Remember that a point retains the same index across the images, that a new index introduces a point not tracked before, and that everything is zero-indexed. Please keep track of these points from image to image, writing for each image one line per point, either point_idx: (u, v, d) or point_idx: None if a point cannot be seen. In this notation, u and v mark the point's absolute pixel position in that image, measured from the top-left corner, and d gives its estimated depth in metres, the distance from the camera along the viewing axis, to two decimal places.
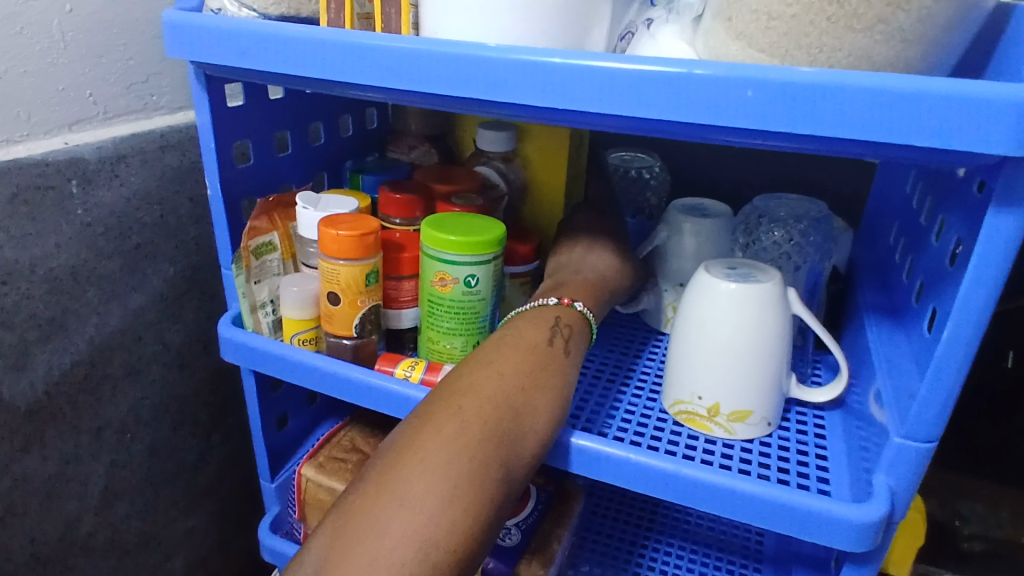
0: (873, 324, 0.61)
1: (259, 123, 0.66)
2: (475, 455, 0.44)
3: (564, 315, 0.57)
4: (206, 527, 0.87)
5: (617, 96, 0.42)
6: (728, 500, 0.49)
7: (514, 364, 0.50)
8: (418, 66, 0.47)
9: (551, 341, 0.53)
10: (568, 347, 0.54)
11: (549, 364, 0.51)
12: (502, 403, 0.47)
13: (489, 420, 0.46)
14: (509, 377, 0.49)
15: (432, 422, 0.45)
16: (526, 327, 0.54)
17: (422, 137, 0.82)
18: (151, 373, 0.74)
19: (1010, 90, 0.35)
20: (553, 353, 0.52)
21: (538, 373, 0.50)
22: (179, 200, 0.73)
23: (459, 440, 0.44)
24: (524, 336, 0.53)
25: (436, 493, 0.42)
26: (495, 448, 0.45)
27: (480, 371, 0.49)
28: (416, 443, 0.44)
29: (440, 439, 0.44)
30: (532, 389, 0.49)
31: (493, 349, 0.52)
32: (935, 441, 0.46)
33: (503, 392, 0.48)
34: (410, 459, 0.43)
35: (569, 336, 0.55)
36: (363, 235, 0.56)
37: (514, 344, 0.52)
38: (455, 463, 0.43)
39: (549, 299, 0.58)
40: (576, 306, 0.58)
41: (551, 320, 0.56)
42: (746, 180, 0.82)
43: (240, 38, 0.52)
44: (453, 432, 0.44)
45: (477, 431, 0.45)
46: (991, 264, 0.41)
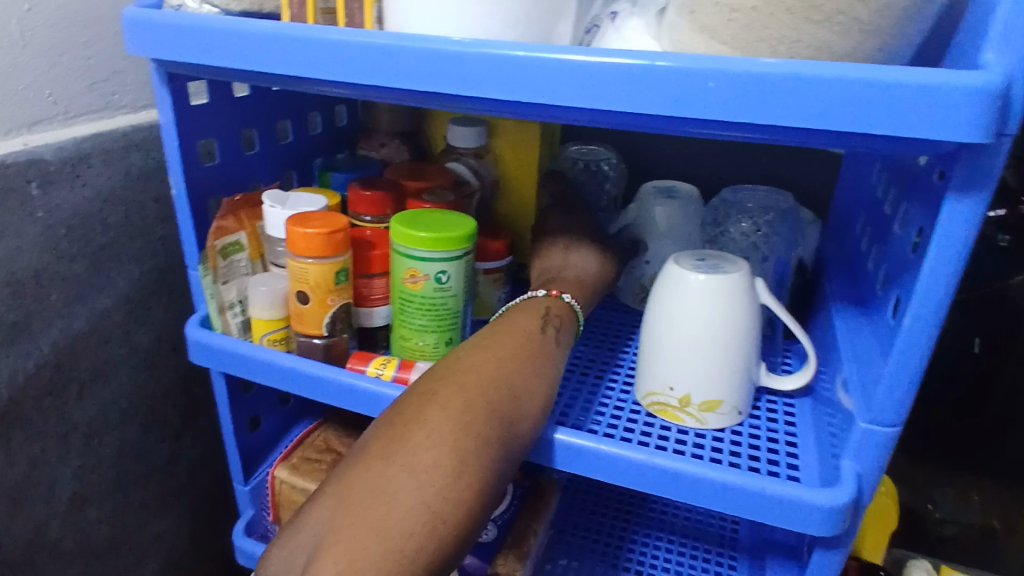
0: (840, 313, 0.62)
1: (225, 121, 0.65)
2: (471, 434, 0.43)
3: (556, 307, 0.58)
4: (179, 531, 0.86)
5: (584, 86, 0.42)
6: (700, 489, 0.49)
7: (507, 351, 0.50)
8: (384, 61, 0.46)
9: (545, 330, 0.54)
10: (559, 337, 0.55)
11: (544, 352, 0.52)
12: (497, 386, 0.47)
13: (484, 401, 0.45)
14: (502, 363, 0.49)
15: (427, 401, 0.45)
16: (519, 316, 0.55)
17: (393, 133, 0.81)
18: (120, 376, 0.73)
19: (965, 80, 0.36)
20: (545, 342, 0.53)
21: (531, 360, 0.50)
22: (144, 200, 0.72)
23: (455, 418, 0.44)
24: (516, 324, 0.54)
25: (446, 464, 0.42)
26: (490, 429, 0.44)
27: (474, 355, 0.49)
28: (411, 420, 0.44)
29: (435, 417, 0.44)
30: (526, 374, 0.49)
31: (490, 334, 0.52)
32: (899, 425, 0.47)
33: (498, 376, 0.48)
34: (404, 435, 0.43)
35: (561, 328, 0.56)
36: (332, 233, 0.56)
37: (509, 332, 0.52)
38: (452, 440, 0.43)
39: (540, 292, 0.59)
40: (565, 298, 0.59)
41: (542, 310, 0.57)
42: (716, 173, 0.83)
43: (201, 34, 0.51)
44: (449, 411, 0.44)
45: (473, 411, 0.45)
46: (950, 250, 0.42)
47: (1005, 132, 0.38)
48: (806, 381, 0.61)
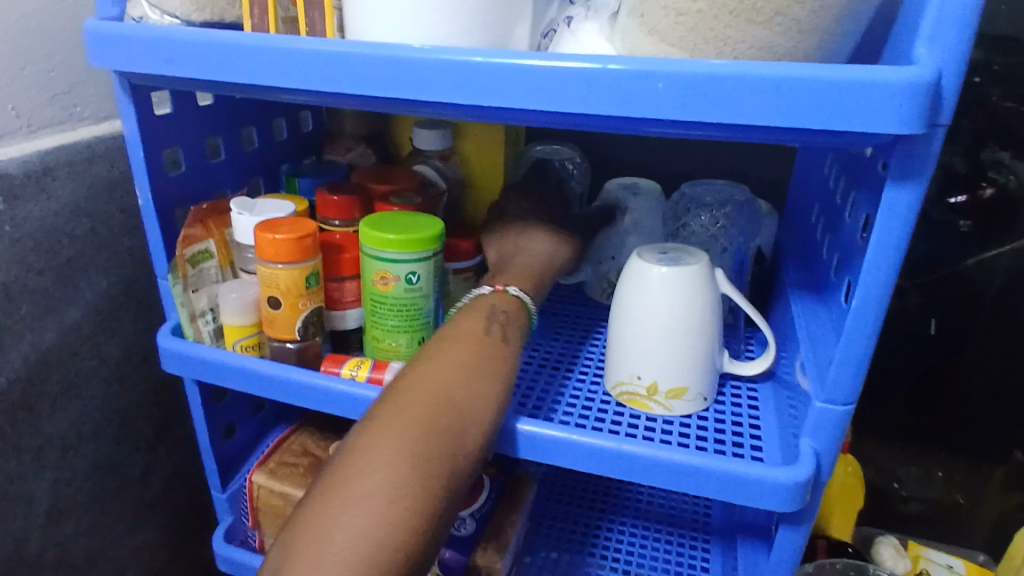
0: (797, 299, 0.64)
1: (189, 130, 0.66)
2: (420, 448, 0.44)
3: (501, 302, 0.58)
4: (158, 541, 0.86)
5: (542, 89, 0.44)
6: (667, 472, 0.51)
7: (451, 359, 0.50)
8: (346, 69, 0.47)
9: (489, 330, 0.54)
10: (506, 334, 0.55)
11: (494, 355, 0.52)
12: (446, 395, 0.48)
13: (433, 413, 0.46)
14: (450, 370, 0.49)
15: (378, 421, 0.46)
16: (466, 318, 0.55)
17: (358, 137, 0.82)
18: (91, 388, 0.73)
19: (896, 75, 0.38)
20: (492, 342, 0.53)
21: (480, 362, 0.51)
22: (109, 211, 0.72)
23: (404, 435, 0.45)
24: (464, 327, 0.54)
25: (382, 491, 0.42)
26: (440, 440, 0.45)
27: (424, 366, 0.50)
28: (362, 442, 0.45)
29: (385, 437, 0.45)
30: (474, 377, 0.50)
31: (435, 346, 0.52)
32: (852, 403, 0.49)
33: (447, 384, 0.48)
34: (357, 459, 0.44)
35: (507, 324, 0.56)
36: (300, 238, 0.57)
37: (456, 337, 0.53)
38: (400, 458, 0.44)
39: (484, 289, 0.60)
40: (510, 291, 0.60)
41: (487, 309, 0.57)
42: (676, 168, 0.85)
43: (162, 45, 0.52)
44: (399, 428, 0.45)
45: (422, 425, 0.45)
46: (891, 235, 0.44)
47: (936, 123, 0.41)
48: (767, 365, 0.63)
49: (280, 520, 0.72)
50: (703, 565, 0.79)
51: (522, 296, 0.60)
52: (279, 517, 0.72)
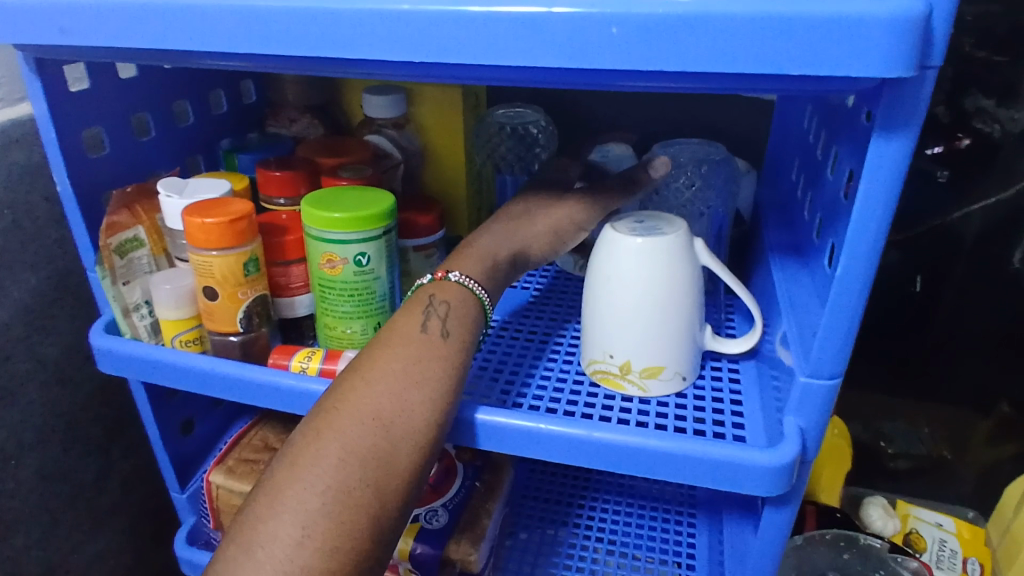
0: (778, 263, 0.60)
1: (111, 107, 0.60)
2: (339, 478, 0.41)
3: (440, 292, 0.51)
4: (121, 545, 0.82)
5: (482, 41, 0.39)
6: (642, 460, 0.48)
7: (382, 369, 0.46)
8: (264, 29, 0.42)
9: (425, 326, 0.48)
10: (445, 328, 0.49)
11: (433, 356, 0.47)
12: (372, 412, 0.43)
13: (356, 435, 0.42)
14: (379, 382, 0.45)
15: (298, 450, 0.42)
16: (401, 315, 0.50)
17: (304, 108, 0.76)
18: (29, 392, 0.68)
19: (881, 9, 0.34)
20: (427, 340, 0.48)
21: (418, 369, 0.46)
22: (33, 200, 0.66)
23: (322, 466, 0.41)
24: (399, 327, 0.49)
25: (286, 534, 0.39)
26: (362, 465, 0.41)
27: (351, 380, 0.45)
28: (280, 475, 0.42)
29: (302, 469, 0.41)
30: (406, 388, 0.45)
31: (367, 352, 0.47)
32: (838, 377, 0.46)
33: (373, 400, 0.44)
34: (273, 495, 0.41)
35: (448, 316, 0.50)
36: (233, 221, 0.51)
37: (388, 340, 0.47)
38: (315, 492, 0.40)
39: (425, 277, 0.54)
40: (451, 278, 0.52)
41: (425, 301, 0.51)
42: (648, 127, 0.80)
43: (57, 11, 0.46)
44: (317, 458, 0.41)
45: (342, 451, 0.42)
46: (877, 193, 0.40)
47: (926, 65, 0.36)
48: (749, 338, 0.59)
49: None
50: (689, 540, 0.76)
51: (468, 282, 0.53)
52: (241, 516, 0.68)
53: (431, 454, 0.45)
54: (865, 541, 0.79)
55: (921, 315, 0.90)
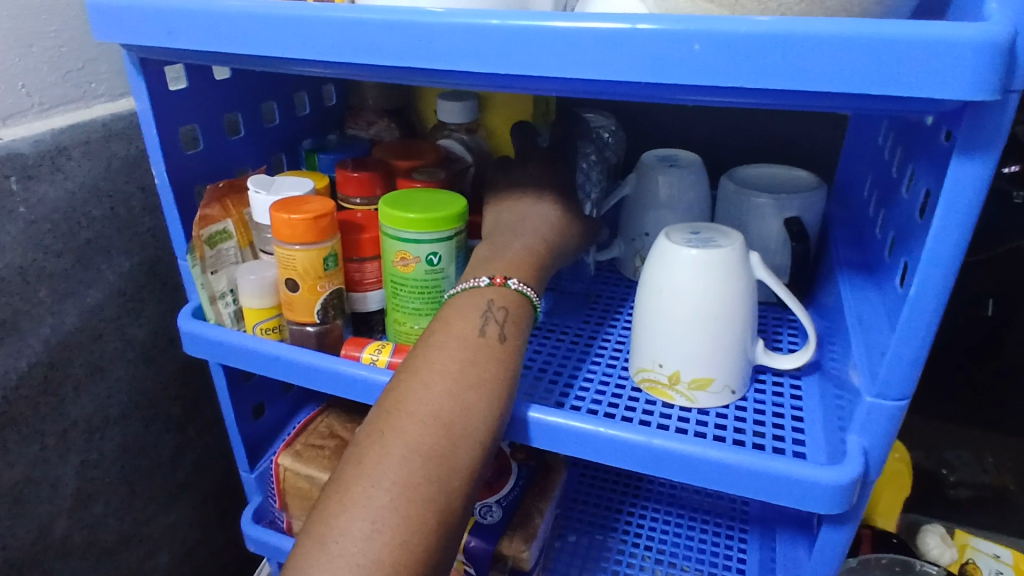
0: (847, 281, 0.60)
1: (205, 105, 0.63)
2: (406, 474, 0.44)
3: (499, 297, 0.53)
4: (189, 519, 0.86)
5: (559, 57, 0.40)
6: (699, 468, 0.48)
7: (439, 371, 0.48)
8: (357, 37, 0.44)
9: (484, 330, 0.50)
10: (503, 332, 0.51)
11: (487, 358, 0.49)
12: (430, 411, 0.46)
13: (419, 435, 0.45)
14: (437, 384, 0.47)
15: (365, 448, 0.46)
16: (457, 317, 0.52)
17: (381, 111, 0.79)
18: (117, 369, 0.73)
19: (965, 31, 0.34)
20: (485, 343, 0.50)
21: (475, 370, 0.48)
22: (129, 191, 0.71)
23: (388, 464, 0.44)
24: (457, 329, 0.51)
25: (357, 529, 0.43)
26: (426, 461, 0.45)
27: (411, 382, 0.48)
28: (348, 472, 0.45)
29: (369, 467, 0.45)
30: (465, 388, 0.47)
31: (421, 355, 0.50)
32: (906, 399, 0.46)
33: (431, 401, 0.47)
34: (342, 492, 0.45)
35: (505, 320, 0.52)
36: (317, 218, 0.54)
37: (444, 343, 0.50)
38: (383, 487, 0.44)
39: (482, 279, 0.54)
40: (511, 285, 0.54)
41: (482, 305, 0.52)
42: (716, 140, 0.80)
43: (167, 16, 0.49)
44: (384, 457, 0.45)
45: (406, 449, 0.45)
46: (956, 212, 0.39)
47: (1011, 88, 0.36)
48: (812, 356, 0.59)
49: (307, 503, 0.71)
50: (740, 556, 0.75)
51: (524, 288, 0.54)
52: (306, 499, 0.71)
53: (488, 442, 0.47)
54: (922, 567, 0.77)
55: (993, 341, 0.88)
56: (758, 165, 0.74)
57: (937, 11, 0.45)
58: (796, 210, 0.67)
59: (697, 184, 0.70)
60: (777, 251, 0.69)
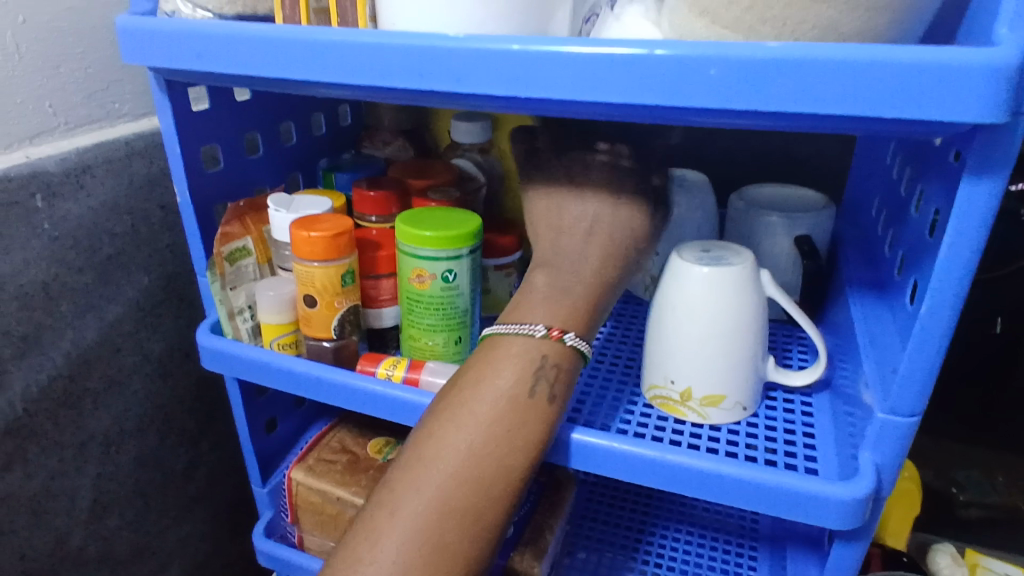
0: (857, 298, 0.61)
1: (226, 125, 0.65)
2: (436, 532, 0.45)
3: (554, 354, 0.51)
4: (200, 534, 0.87)
5: (578, 81, 0.42)
6: (714, 487, 0.49)
7: (482, 433, 0.47)
8: (381, 61, 0.46)
9: (534, 391, 0.49)
10: (553, 394, 0.49)
11: (532, 419, 0.48)
12: (467, 473, 0.46)
13: (454, 494, 0.46)
14: (479, 445, 0.47)
15: (398, 498, 0.47)
16: (508, 369, 0.50)
17: (396, 131, 0.81)
18: (134, 383, 0.74)
19: (975, 56, 0.35)
20: (533, 406, 0.48)
21: (518, 434, 0.48)
22: (150, 208, 0.73)
23: (422, 522, 0.46)
24: (504, 383, 0.49)
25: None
26: (458, 520, 0.46)
27: (452, 437, 0.47)
28: (378, 519, 0.47)
29: (402, 521, 0.46)
30: (506, 453, 0.47)
31: (465, 407, 0.48)
32: (918, 415, 0.46)
33: (472, 462, 0.47)
34: (372, 539, 0.46)
35: (555, 379, 0.50)
36: (336, 235, 0.56)
37: (492, 399, 0.48)
38: (414, 545, 0.45)
39: (539, 328, 0.51)
40: (567, 340, 0.51)
41: (535, 363, 0.50)
42: (725, 160, 0.81)
43: (195, 40, 0.51)
44: (418, 513, 0.46)
45: (440, 507, 0.46)
46: (967, 232, 0.40)
47: (1020, 110, 0.37)
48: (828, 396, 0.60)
49: (319, 517, 0.72)
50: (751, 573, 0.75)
51: (580, 343, 0.52)
52: (318, 514, 0.72)
53: (512, 495, 0.48)
54: None
55: (1003, 359, 0.88)
56: (766, 184, 0.75)
57: (945, 37, 0.46)
58: (806, 229, 0.68)
59: (707, 204, 0.71)
60: (785, 270, 0.69)
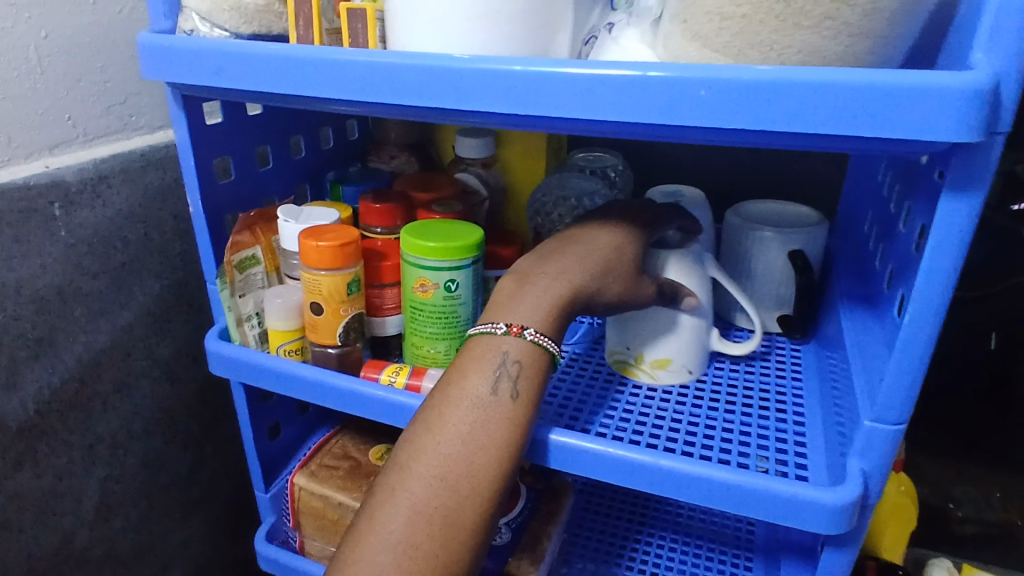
0: (848, 311, 0.63)
1: (238, 138, 0.67)
2: (408, 534, 0.47)
3: (515, 349, 0.52)
4: (202, 537, 0.88)
5: (576, 99, 0.44)
6: (705, 491, 0.50)
7: (446, 431, 0.49)
8: (388, 79, 0.48)
9: (496, 390, 0.50)
10: (516, 390, 0.51)
11: (497, 418, 0.49)
12: (438, 474, 0.48)
13: (424, 495, 0.47)
14: (445, 445, 0.49)
15: (377, 503, 0.49)
16: (472, 369, 0.51)
17: (402, 145, 0.83)
18: (142, 387, 0.76)
19: (950, 81, 0.37)
20: (496, 403, 0.50)
21: (483, 432, 0.49)
22: (163, 217, 0.75)
23: (395, 522, 0.47)
24: (465, 382, 0.51)
25: None
26: (429, 522, 0.47)
27: (422, 439, 0.49)
28: (362, 527, 0.48)
29: (379, 524, 0.48)
30: (471, 452, 0.48)
31: (434, 407, 0.51)
32: (904, 424, 0.47)
33: (437, 462, 0.48)
34: (354, 544, 0.48)
35: (518, 375, 0.51)
36: (343, 245, 0.58)
37: (457, 400, 0.50)
38: (388, 547, 0.47)
39: (500, 325, 0.53)
40: (526, 335, 0.52)
41: (495, 361, 0.51)
42: (722, 176, 0.83)
43: (211, 57, 0.53)
44: (392, 514, 0.47)
45: (411, 509, 0.47)
46: (947, 247, 0.42)
47: (996, 131, 0.39)
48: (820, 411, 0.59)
49: (320, 522, 0.73)
50: None
51: (542, 339, 0.52)
52: (319, 519, 0.73)
53: (490, 499, 0.48)
54: None
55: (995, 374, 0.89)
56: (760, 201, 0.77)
57: (927, 62, 0.49)
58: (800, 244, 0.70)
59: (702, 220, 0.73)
60: (777, 285, 0.71)
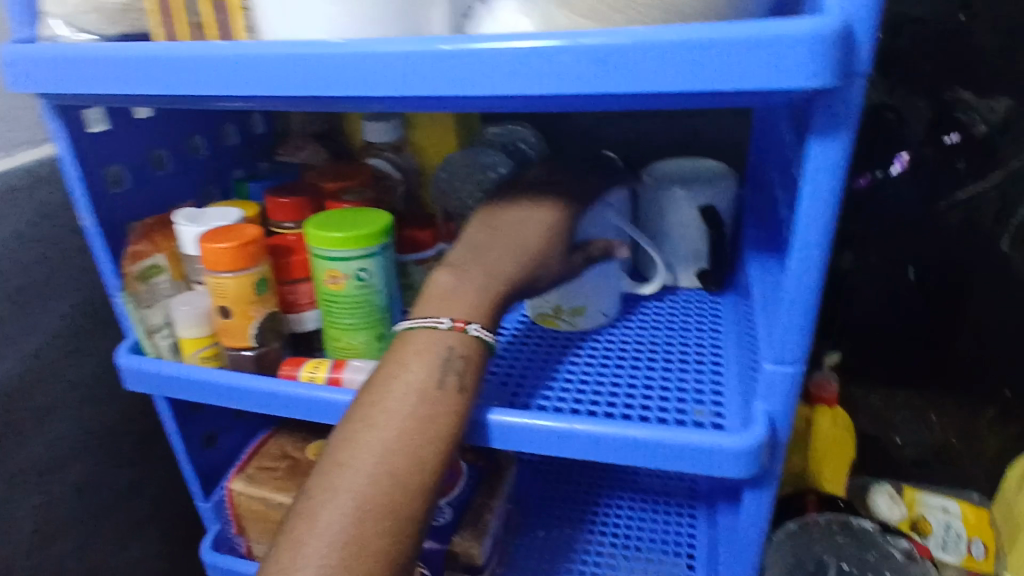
0: (756, 261, 0.64)
1: (129, 145, 0.65)
2: (358, 531, 0.45)
3: (459, 345, 0.52)
4: (150, 554, 0.86)
5: (444, 75, 0.43)
6: (624, 448, 0.52)
7: (393, 425, 0.48)
8: (260, 72, 0.47)
9: (443, 382, 0.50)
10: (462, 384, 0.51)
11: (443, 411, 0.50)
12: (387, 469, 0.47)
13: (372, 493, 0.46)
14: (394, 439, 0.48)
15: (320, 501, 0.47)
16: (416, 363, 0.51)
17: (309, 136, 0.81)
18: (62, 410, 0.73)
19: (804, 27, 0.37)
20: (443, 397, 0.50)
21: (433, 425, 0.49)
22: (61, 233, 0.72)
23: (342, 522, 0.45)
24: (407, 375, 0.51)
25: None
26: (379, 521, 0.46)
27: (365, 436, 0.48)
28: (302, 528, 0.46)
29: (322, 524, 0.46)
30: (420, 444, 0.48)
31: (376, 398, 0.50)
32: (801, 364, 0.49)
33: (385, 458, 0.47)
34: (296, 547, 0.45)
35: (464, 370, 0.52)
36: (242, 245, 0.56)
37: (402, 394, 0.50)
38: (337, 548, 0.45)
39: (443, 320, 0.53)
40: (471, 332, 0.53)
41: (441, 354, 0.51)
42: (634, 138, 0.84)
43: (78, 64, 0.51)
44: (337, 515, 0.46)
45: (360, 509, 0.46)
46: (820, 187, 0.43)
47: (853, 72, 0.40)
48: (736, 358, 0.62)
49: (265, 525, 0.72)
50: (691, 531, 0.79)
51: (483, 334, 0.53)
52: (263, 522, 0.72)
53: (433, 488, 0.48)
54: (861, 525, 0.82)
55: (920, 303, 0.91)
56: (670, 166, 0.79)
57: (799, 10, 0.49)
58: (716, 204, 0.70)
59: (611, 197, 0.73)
60: (695, 240, 0.73)
